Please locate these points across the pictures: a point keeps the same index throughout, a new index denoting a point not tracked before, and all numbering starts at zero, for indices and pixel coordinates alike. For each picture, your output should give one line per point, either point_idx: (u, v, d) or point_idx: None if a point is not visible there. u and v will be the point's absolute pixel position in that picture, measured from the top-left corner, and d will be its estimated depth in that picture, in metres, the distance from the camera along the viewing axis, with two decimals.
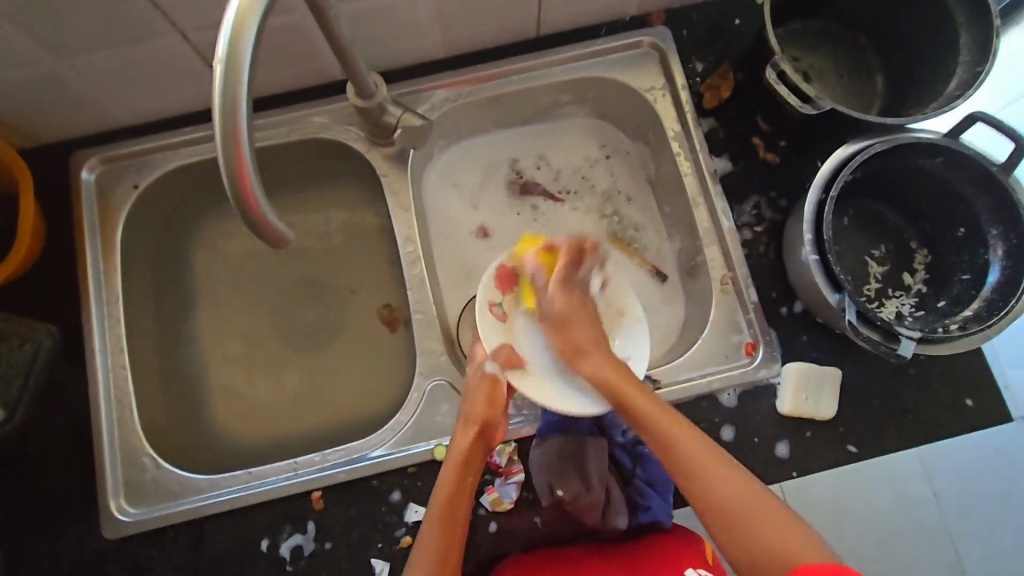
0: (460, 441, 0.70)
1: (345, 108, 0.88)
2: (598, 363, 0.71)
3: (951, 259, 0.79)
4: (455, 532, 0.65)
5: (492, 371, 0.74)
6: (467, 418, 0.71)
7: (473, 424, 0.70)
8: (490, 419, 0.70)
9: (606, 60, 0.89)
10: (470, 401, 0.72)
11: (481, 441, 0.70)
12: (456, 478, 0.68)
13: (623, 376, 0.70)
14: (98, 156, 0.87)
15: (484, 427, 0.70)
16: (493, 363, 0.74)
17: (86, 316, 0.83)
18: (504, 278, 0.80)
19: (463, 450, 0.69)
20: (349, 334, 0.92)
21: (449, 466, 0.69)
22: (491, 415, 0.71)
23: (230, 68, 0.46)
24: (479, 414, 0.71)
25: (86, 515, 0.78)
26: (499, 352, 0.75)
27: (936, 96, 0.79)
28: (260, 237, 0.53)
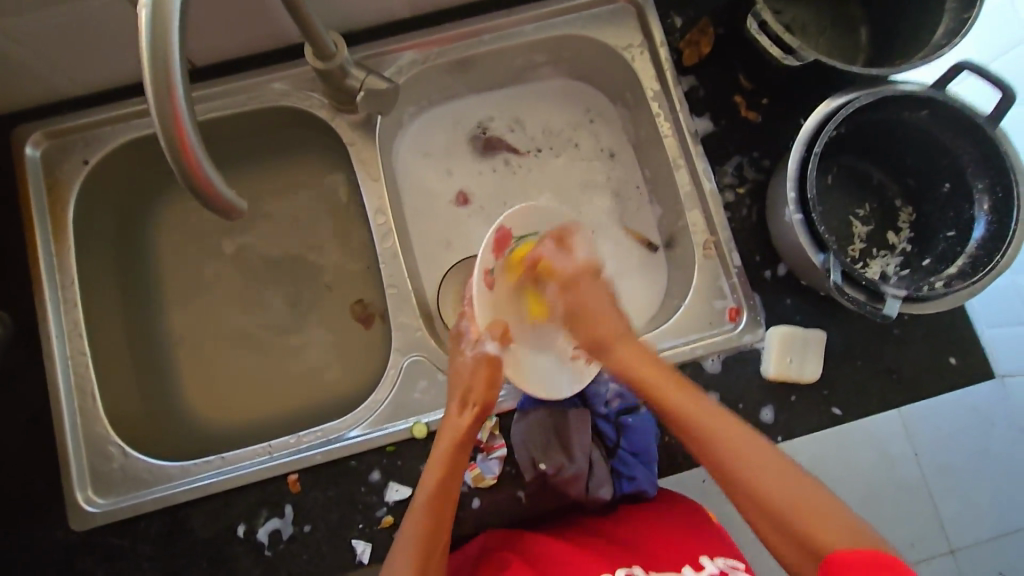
0: (457, 421, 0.69)
1: (305, 73, 0.83)
2: (623, 351, 0.66)
3: (936, 216, 0.77)
4: (444, 514, 0.65)
5: (491, 352, 0.71)
6: (466, 399, 0.70)
7: (472, 407, 0.70)
8: (488, 403, 0.70)
9: (582, 17, 0.85)
10: (466, 384, 0.71)
11: (478, 423, 0.70)
12: (449, 459, 0.67)
13: (651, 363, 0.64)
14: (42, 130, 0.81)
15: (482, 410, 0.70)
16: (493, 343, 0.72)
17: (39, 301, 0.78)
18: (501, 242, 0.72)
19: (459, 431, 0.69)
20: (323, 311, 0.89)
21: (443, 446, 0.68)
22: (489, 398, 0.71)
23: (158, 19, 0.42)
24: (481, 397, 0.70)
25: (52, 507, 0.75)
26: (495, 329, 0.72)
27: (923, 46, 0.76)
28: (209, 207, 0.48)
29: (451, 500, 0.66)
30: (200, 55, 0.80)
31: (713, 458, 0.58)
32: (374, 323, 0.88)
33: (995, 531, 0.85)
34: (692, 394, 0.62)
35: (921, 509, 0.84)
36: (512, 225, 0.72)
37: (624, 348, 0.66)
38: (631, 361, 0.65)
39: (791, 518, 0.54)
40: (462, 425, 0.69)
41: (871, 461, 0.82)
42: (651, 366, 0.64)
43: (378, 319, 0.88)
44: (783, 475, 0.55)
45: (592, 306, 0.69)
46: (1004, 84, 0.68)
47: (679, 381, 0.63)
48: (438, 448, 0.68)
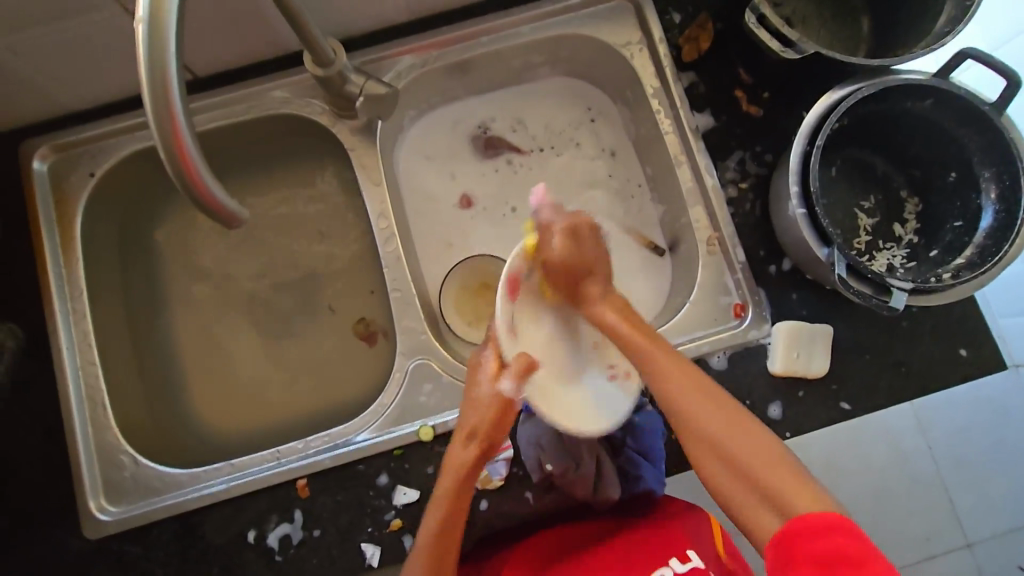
0: (461, 455, 0.67)
1: (305, 81, 0.83)
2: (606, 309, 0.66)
3: (943, 206, 0.76)
4: (447, 554, 0.63)
5: (506, 394, 0.67)
6: (472, 433, 0.68)
7: (478, 441, 0.67)
8: (495, 441, 0.67)
9: (579, 16, 0.85)
10: (478, 417, 0.69)
11: (483, 459, 0.67)
12: (453, 497, 0.65)
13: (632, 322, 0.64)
14: (49, 144, 0.82)
15: (488, 447, 0.68)
16: (510, 383, 0.67)
17: (48, 313, 0.79)
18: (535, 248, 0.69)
19: (465, 466, 0.66)
20: (328, 316, 0.90)
21: (448, 483, 0.66)
22: (496, 435, 0.68)
23: (154, 32, 0.43)
24: (487, 433, 0.68)
25: (66, 516, 0.76)
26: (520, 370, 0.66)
27: (925, 35, 0.75)
28: (209, 215, 0.49)
29: (453, 544, 0.64)
30: (201, 65, 0.81)
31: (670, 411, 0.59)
32: (378, 339, 0.88)
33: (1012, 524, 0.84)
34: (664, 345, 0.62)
35: (936, 504, 0.83)
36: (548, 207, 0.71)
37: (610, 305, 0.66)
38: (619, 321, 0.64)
39: (745, 472, 0.53)
40: (467, 462, 0.66)
41: (883, 455, 0.81)
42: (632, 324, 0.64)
43: (381, 335, 0.88)
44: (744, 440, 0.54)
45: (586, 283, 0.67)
46: (1008, 71, 0.67)
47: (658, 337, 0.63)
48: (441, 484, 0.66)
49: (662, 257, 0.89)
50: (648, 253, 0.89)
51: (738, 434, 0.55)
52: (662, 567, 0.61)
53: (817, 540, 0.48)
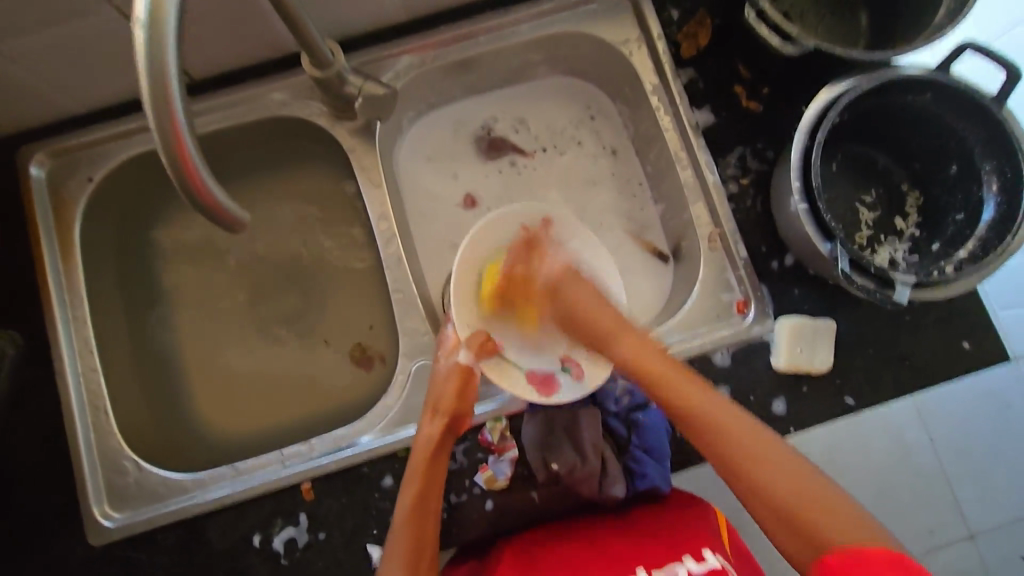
0: (427, 432, 0.69)
1: (303, 82, 0.83)
2: (630, 344, 0.67)
3: (945, 199, 0.76)
4: (426, 524, 0.66)
5: (463, 362, 0.71)
6: (434, 409, 0.70)
7: (440, 417, 0.69)
8: (458, 413, 0.69)
9: (577, 14, 0.85)
10: (437, 393, 0.71)
11: (449, 433, 0.69)
12: (424, 473, 0.68)
13: (651, 347, 0.67)
14: (46, 149, 0.82)
15: (452, 420, 0.70)
16: (466, 351, 0.72)
17: (49, 319, 0.79)
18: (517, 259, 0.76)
19: (430, 443, 0.69)
20: (322, 347, 0.89)
21: (418, 462, 0.68)
22: (461, 407, 0.70)
23: (154, 35, 0.42)
24: (449, 407, 0.70)
25: (69, 522, 0.76)
26: (471, 340, 0.73)
27: (924, 28, 0.75)
28: (211, 219, 0.49)
29: (432, 510, 0.67)
30: (199, 68, 0.81)
31: (715, 447, 0.59)
32: (375, 364, 0.87)
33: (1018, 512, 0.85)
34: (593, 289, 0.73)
35: (939, 497, 0.82)
36: (527, 222, 0.76)
37: (629, 341, 0.68)
38: (562, 285, 0.74)
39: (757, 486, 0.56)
40: (433, 437, 0.69)
41: (889, 450, 0.81)
42: (661, 359, 0.65)
43: (378, 360, 0.88)
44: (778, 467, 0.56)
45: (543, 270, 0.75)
46: (1008, 63, 0.66)
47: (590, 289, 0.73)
48: (413, 464, 0.69)
49: (666, 262, 0.89)
50: (653, 258, 0.89)
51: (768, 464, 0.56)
52: (677, 566, 0.60)
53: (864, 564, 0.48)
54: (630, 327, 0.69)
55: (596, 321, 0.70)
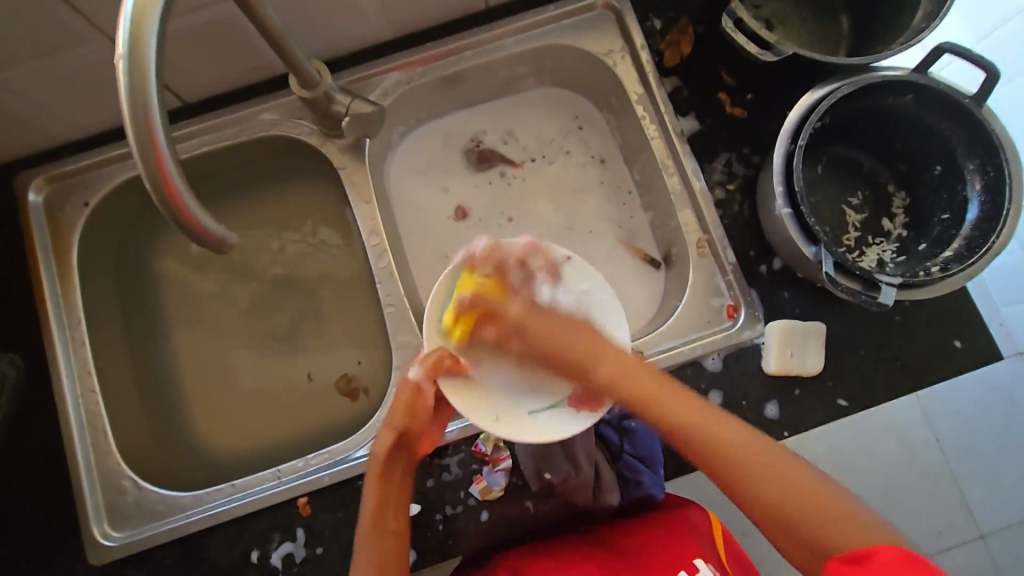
0: (378, 450, 0.66)
1: (294, 102, 0.85)
2: (601, 365, 0.60)
3: (931, 199, 0.76)
4: (387, 536, 0.63)
5: (413, 378, 0.65)
6: (386, 426, 0.66)
7: (390, 434, 0.65)
8: (406, 429, 0.65)
9: (561, 26, 0.86)
10: (388, 407, 0.67)
11: (399, 449, 0.66)
12: (378, 488, 0.65)
13: (635, 368, 0.59)
14: (43, 175, 0.83)
15: (403, 437, 0.66)
16: (418, 368, 0.65)
17: (48, 342, 0.80)
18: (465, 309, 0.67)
19: (383, 460, 0.65)
20: (308, 381, 0.89)
21: (371, 483, 0.65)
22: (411, 424, 0.66)
23: (136, 66, 0.43)
24: (397, 424, 0.66)
25: (69, 543, 0.76)
26: (427, 360, 0.65)
27: (903, 31, 0.76)
28: (197, 242, 0.50)
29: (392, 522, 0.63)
30: (191, 91, 0.82)
31: (705, 448, 0.56)
32: (358, 396, 0.87)
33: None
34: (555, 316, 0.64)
35: (945, 497, 0.81)
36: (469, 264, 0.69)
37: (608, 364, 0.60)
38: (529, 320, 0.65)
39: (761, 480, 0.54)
40: (382, 454, 0.65)
41: (891, 454, 0.80)
42: (638, 376, 0.59)
43: (364, 393, 0.87)
44: (776, 473, 0.54)
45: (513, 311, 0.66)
46: (986, 63, 0.67)
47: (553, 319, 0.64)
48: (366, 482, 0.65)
49: (657, 270, 0.89)
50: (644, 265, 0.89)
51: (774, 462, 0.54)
52: None
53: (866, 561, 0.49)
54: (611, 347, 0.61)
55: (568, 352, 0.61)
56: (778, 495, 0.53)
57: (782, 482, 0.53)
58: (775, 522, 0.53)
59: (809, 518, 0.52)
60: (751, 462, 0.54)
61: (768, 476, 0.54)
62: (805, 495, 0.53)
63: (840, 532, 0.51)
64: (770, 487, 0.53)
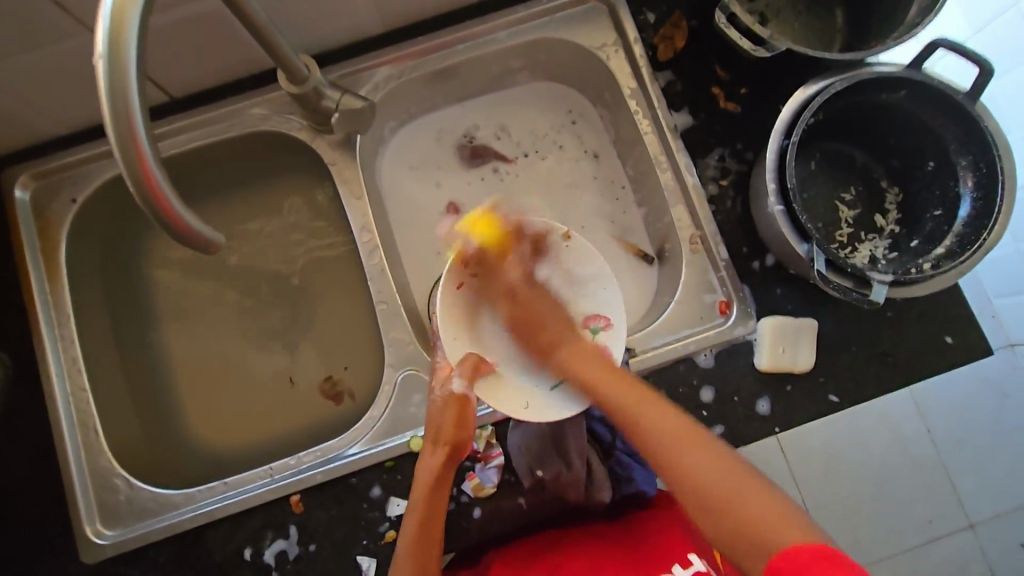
0: (430, 463, 0.68)
1: (283, 97, 0.84)
2: (570, 359, 0.68)
3: (923, 195, 0.76)
4: (428, 554, 0.63)
5: (458, 391, 0.69)
6: (436, 440, 0.69)
7: (442, 447, 0.68)
8: (459, 441, 0.68)
9: (553, 20, 0.85)
10: (436, 423, 0.69)
11: (451, 462, 0.68)
12: (426, 504, 0.66)
13: (608, 370, 0.65)
14: (29, 172, 0.82)
15: (454, 449, 0.68)
16: (459, 379, 0.70)
17: (37, 340, 0.80)
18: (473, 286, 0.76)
19: (433, 473, 0.67)
20: (290, 384, 0.88)
21: (419, 494, 0.67)
22: (461, 435, 0.69)
23: (115, 61, 0.42)
24: (449, 436, 0.68)
25: (62, 541, 0.76)
26: (464, 364, 0.70)
27: (897, 26, 0.75)
28: (182, 241, 0.49)
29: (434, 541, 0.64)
30: (179, 86, 0.81)
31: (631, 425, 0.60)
32: (343, 400, 0.87)
33: (1017, 497, 0.84)
34: (542, 296, 0.73)
35: (935, 486, 0.82)
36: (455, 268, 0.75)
37: (570, 351, 0.69)
38: (519, 290, 0.73)
39: (667, 459, 0.56)
40: (434, 467, 0.67)
41: (887, 449, 0.81)
42: (602, 365, 0.66)
43: (347, 397, 0.87)
44: (698, 450, 0.55)
45: (507, 274, 0.74)
46: (979, 59, 0.67)
47: (550, 299, 0.73)
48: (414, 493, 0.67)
49: (650, 266, 0.89)
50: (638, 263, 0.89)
51: (686, 441, 0.56)
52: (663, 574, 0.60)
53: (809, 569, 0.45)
54: (577, 336, 0.71)
55: (545, 332, 0.71)
56: (706, 472, 0.53)
57: (709, 461, 0.54)
58: (700, 496, 0.53)
59: (734, 499, 0.51)
60: (682, 442, 0.56)
61: (695, 454, 0.55)
62: (734, 479, 0.53)
63: (754, 507, 0.50)
64: (702, 469, 0.54)
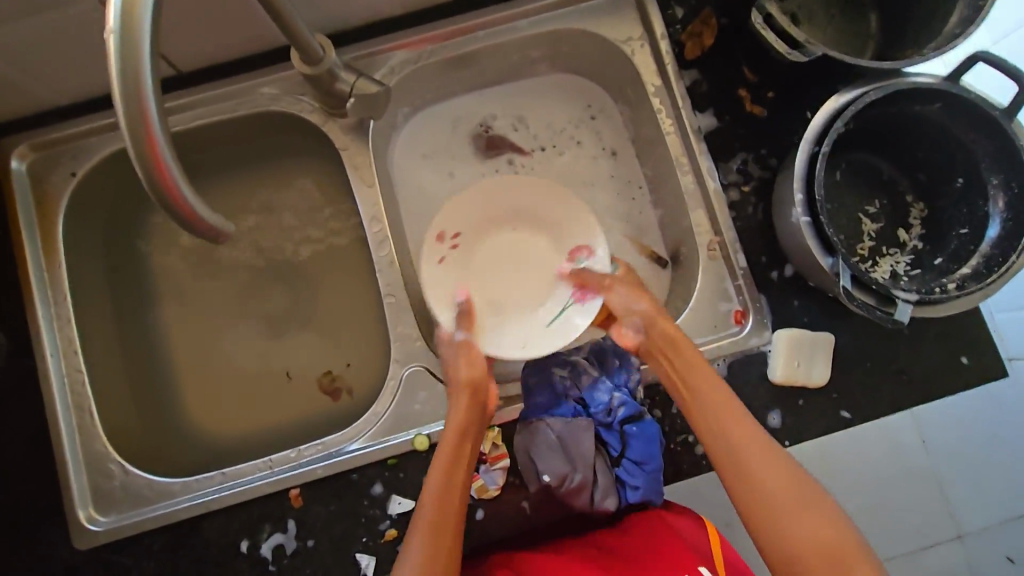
0: (455, 408, 0.69)
1: (295, 77, 0.81)
2: (634, 297, 0.73)
3: (950, 212, 0.74)
4: (453, 495, 0.64)
5: (464, 337, 0.74)
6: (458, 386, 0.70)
7: (465, 391, 0.69)
8: (477, 381, 0.70)
9: (578, 10, 0.82)
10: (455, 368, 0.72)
11: (475, 407, 0.69)
12: (452, 449, 0.67)
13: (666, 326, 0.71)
14: (27, 143, 0.79)
15: (477, 393, 0.70)
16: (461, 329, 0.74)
17: (32, 317, 0.77)
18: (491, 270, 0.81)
19: (458, 419, 0.68)
20: (286, 378, 0.86)
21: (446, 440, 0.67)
22: (481, 378, 0.71)
23: (128, 38, 0.39)
24: (470, 379, 0.70)
25: (53, 525, 0.75)
26: (460, 316, 0.75)
27: (935, 36, 0.73)
28: (189, 229, 0.46)
29: (458, 488, 0.65)
30: (187, 60, 0.78)
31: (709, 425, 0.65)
32: (341, 396, 0.85)
33: (1017, 511, 0.83)
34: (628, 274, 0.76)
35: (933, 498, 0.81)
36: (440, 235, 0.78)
37: (635, 296, 0.73)
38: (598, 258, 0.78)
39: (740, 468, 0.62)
40: (459, 413, 0.69)
41: (889, 458, 0.80)
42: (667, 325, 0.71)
43: (345, 394, 0.85)
44: (770, 465, 0.61)
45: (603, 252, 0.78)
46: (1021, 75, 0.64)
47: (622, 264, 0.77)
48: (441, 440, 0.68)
49: (664, 269, 0.87)
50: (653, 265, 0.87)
51: (760, 454, 0.62)
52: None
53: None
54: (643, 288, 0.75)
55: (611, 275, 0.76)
56: (776, 488, 0.60)
57: (780, 477, 0.61)
58: (768, 509, 0.60)
59: (801, 517, 0.58)
60: (757, 452, 0.62)
61: (766, 466, 0.61)
62: (802, 499, 0.59)
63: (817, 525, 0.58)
64: (765, 471, 0.61)
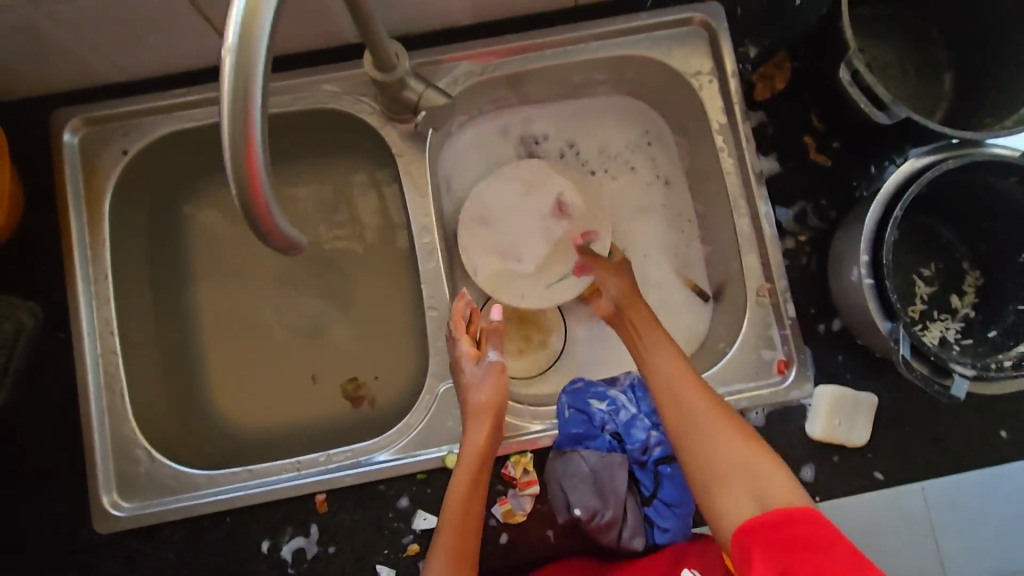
0: (474, 440, 0.68)
1: (359, 77, 0.79)
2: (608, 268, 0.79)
3: (1008, 285, 0.73)
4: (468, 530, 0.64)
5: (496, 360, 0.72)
6: (477, 413, 0.69)
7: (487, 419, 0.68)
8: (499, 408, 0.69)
9: (651, 38, 0.81)
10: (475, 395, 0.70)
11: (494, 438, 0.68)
12: (471, 480, 0.66)
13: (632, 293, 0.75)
14: (81, 116, 0.78)
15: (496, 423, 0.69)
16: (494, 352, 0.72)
17: (71, 293, 0.76)
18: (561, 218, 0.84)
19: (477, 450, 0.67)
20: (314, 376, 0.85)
21: (464, 471, 0.66)
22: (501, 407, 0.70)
23: (242, 54, 0.39)
24: (491, 408, 0.69)
25: (77, 504, 0.75)
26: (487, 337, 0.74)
27: (1016, 105, 0.72)
28: (268, 243, 0.45)
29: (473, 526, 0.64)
30: None
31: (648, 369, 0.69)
32: (362, 404, 0.84)
33: None
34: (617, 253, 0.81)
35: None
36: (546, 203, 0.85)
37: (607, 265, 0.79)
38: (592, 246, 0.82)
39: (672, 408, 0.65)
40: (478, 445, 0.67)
41: (926, 527, 0.76)
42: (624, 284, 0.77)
43: (366, 403, 0.84)
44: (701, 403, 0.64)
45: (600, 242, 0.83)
46: None
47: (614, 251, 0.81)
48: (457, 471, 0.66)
49: (706, 303, 0.85)
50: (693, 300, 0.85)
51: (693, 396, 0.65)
52: None
53: (789, 528, 0.53)
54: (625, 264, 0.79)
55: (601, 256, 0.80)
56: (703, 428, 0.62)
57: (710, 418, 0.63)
58: (698, 448, 0.61)
59: (724, 455, 0.60)
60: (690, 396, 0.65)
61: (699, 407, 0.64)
62: (729, 439, 0.61)
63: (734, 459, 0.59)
64: (697, 411, 0.63)
